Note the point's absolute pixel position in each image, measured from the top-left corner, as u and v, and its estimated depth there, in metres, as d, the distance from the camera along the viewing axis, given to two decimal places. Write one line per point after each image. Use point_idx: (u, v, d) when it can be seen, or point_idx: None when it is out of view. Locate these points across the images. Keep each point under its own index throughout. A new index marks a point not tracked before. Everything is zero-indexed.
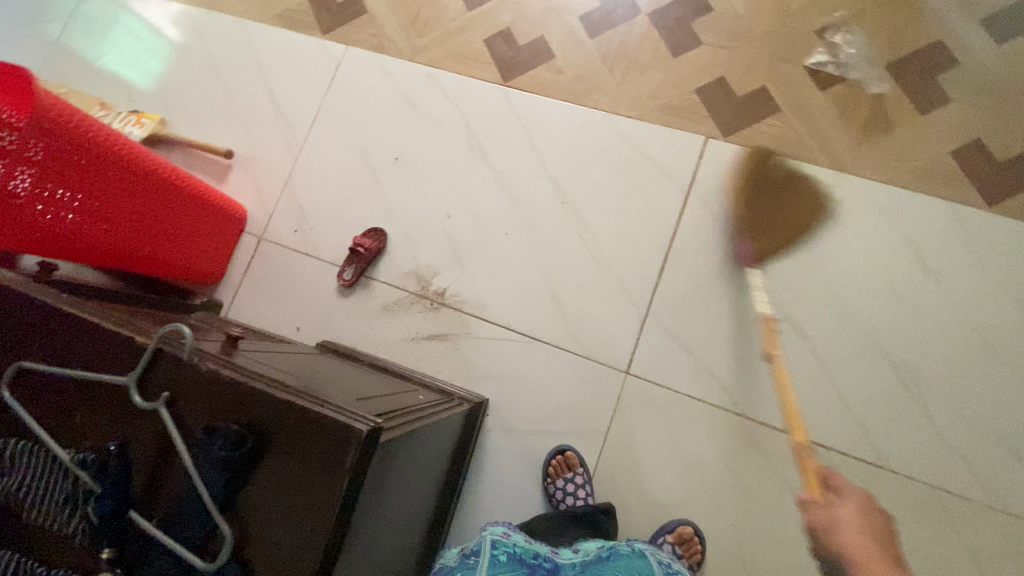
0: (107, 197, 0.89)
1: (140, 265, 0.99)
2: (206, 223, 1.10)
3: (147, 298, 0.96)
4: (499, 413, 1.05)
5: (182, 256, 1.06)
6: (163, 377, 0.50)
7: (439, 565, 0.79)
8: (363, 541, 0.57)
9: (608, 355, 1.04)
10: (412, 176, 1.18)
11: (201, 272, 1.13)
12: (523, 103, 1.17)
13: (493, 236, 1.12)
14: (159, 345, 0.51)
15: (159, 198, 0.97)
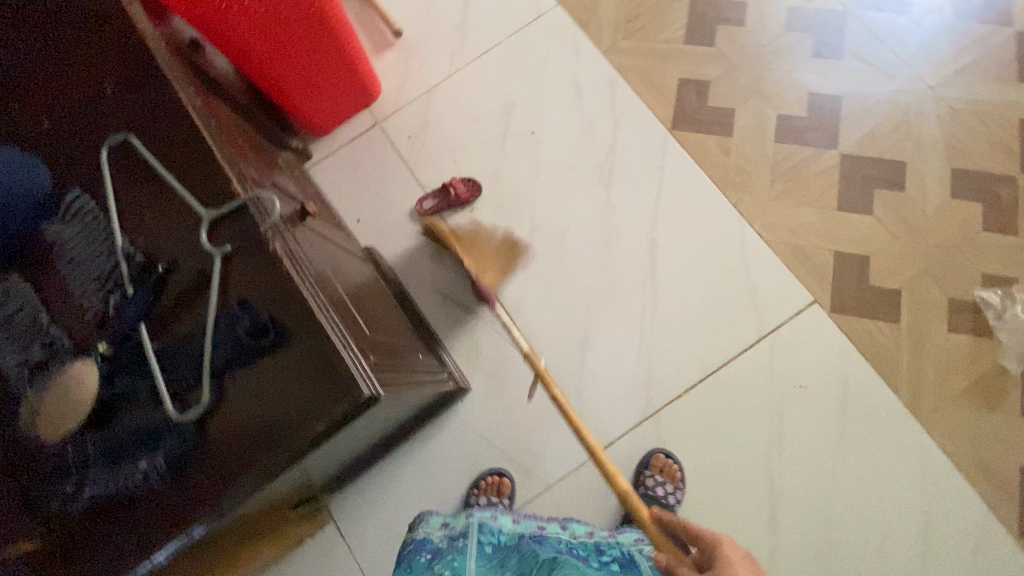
0: (282, 20, 0.90)
1: (267, 85, 1.02)
2: (343, 87, 1.11)
3: (255, 118, 0.98)
4: (472, 406, 1.06)
5: (305, 99, 1.08)
6: (235, 231, 0.51)
7: (422, 538, 0.82)
8: (304, 466, 0.58)
9: (594, 424, 1.03)
10: (535, 156, 1.15)
11: (311, 121, 1.15)
12: (673, 159, 1.12)
13: (568, 256, 1.10)
14: (249, 203, 0.52)
15: (322, 47, 0.98)
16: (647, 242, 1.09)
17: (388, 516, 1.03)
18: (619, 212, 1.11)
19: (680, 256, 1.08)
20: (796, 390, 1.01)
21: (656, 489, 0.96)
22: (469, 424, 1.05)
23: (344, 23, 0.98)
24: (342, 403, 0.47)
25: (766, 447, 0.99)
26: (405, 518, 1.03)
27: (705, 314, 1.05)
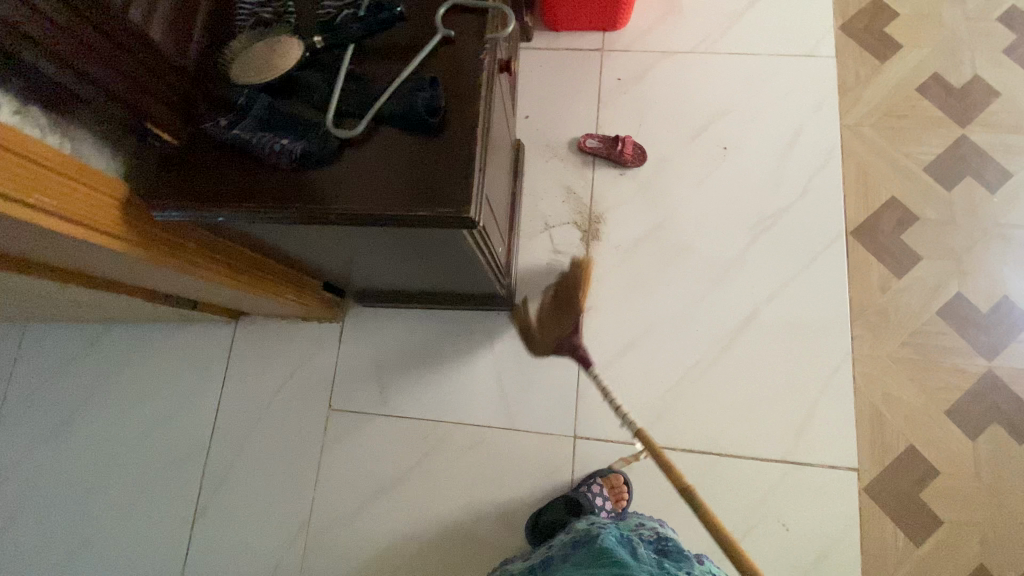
0: None
1: None
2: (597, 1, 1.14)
3: None
4: (503, 325, 1.09)
5: None
6: (465, 26, 0.56)
7: None
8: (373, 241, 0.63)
9: (586, 414, 1.03)
10: (710, 170, 1.12)
11: (551, 13, 1.19)
12: (828, 260, 1.06)
13: (672, 271, 1.08)
14: (490, 12, 0.56)
15: None
16: (748, 310, 1.05)
17: (380, 352, 1.10)
18: (744, 267, 1.07)
19: (766, 343, 1.03)
20: (776, 526, 0.96)
21: (595, 496, 0.95)
22: (490, 336, 1.08)
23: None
24: (452, 207, 0.51)
25: (710, 548, 0.96)
26: (389, 364, 1.09)
27: (748, 404, 1.01)
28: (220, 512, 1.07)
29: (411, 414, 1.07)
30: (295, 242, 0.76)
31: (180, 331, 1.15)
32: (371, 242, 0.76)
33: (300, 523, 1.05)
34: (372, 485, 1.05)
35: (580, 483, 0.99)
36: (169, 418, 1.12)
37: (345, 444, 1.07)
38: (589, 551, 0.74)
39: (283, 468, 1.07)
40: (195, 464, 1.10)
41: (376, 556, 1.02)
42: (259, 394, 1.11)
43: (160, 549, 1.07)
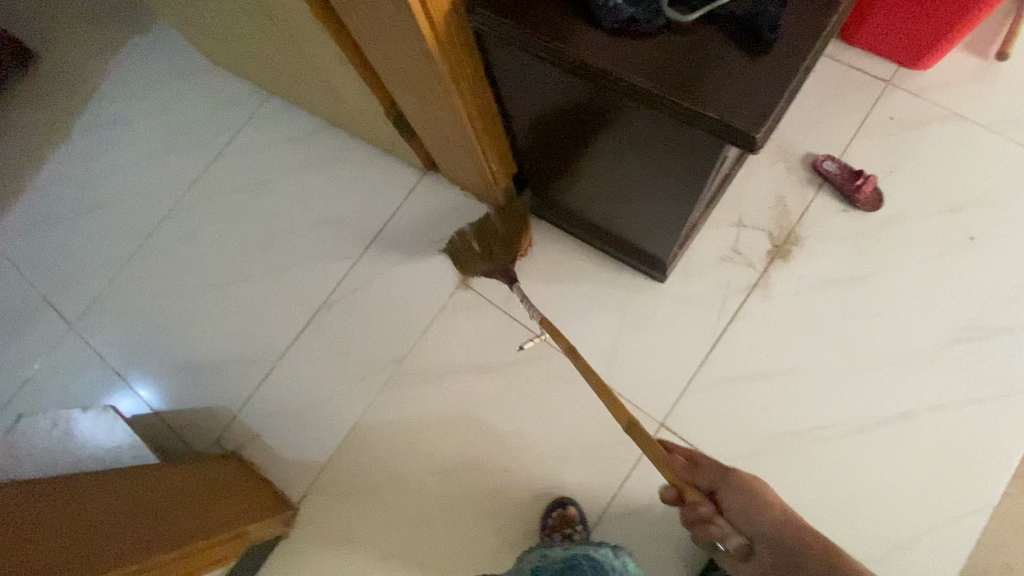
0: None
1: None
2: (903, 39, 1.06)
3: None
4: (649, 289, 1.08)
5: (872, 16, 1.05)
6: None
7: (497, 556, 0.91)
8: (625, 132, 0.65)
9: (684, 412, 0.99)
10: (941, 252, 1.01)
11: (848, 31, 1.12)
12: (1020, 405, 0.94)
13: (846, 326, 0.99)
14: None
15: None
16: (906, 406, 0.95)
17: (527, 256, 1.14)
18: (925, 363, 0.96)
19: (907, 448, 0.94)
20: None
21: None
22: (631, 293, 1.08)
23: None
24: (744, 122, 0.50)
25: None
26: (530, 272, 1.13)
27: (857, 493, 0.92)
28: (337, 314, 1.19)
29: (528, 322, 1.11)
30: (536, 113, 0.80)
31: (376, 155, 1.27)
32: (599, 145, 0.78)
33: (394, 359, 1.14)
34: (465, 361, 1.12)
35: None
36: (332, 222, 1.25)
37: (460, 316, 1.14)
38: None
39: (402, 308, 1.17)
40: (335, 266, 1.22)
41: (439, 420, 1.10)
42: (412, 237, 1.20)
43: (277, 318, 1.22)
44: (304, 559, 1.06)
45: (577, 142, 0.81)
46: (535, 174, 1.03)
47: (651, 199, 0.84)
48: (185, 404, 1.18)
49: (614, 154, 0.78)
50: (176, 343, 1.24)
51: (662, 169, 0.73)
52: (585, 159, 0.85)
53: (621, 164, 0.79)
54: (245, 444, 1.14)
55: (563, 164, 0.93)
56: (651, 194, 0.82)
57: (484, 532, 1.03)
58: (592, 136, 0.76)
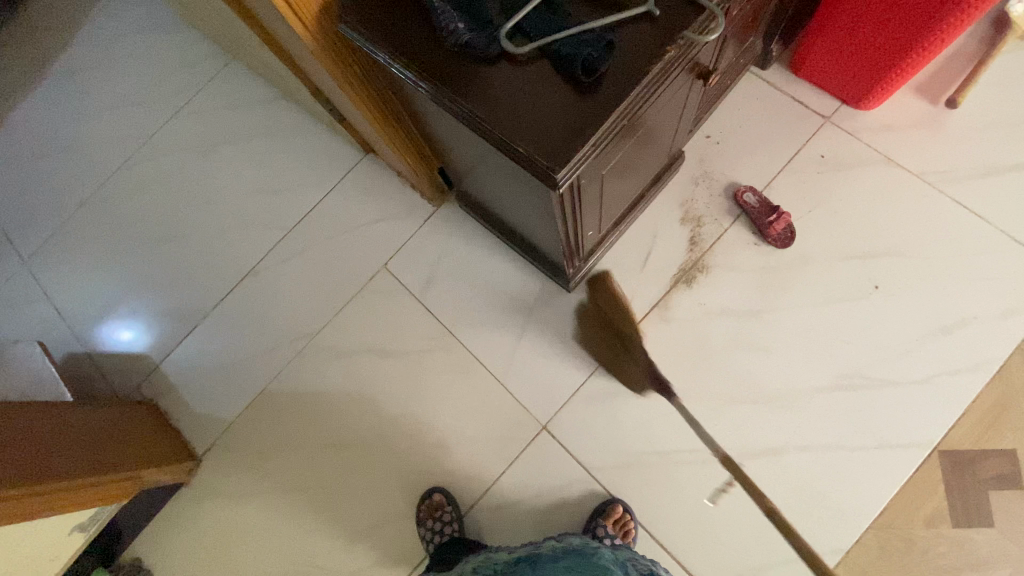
0: (883, 16, 0.90)
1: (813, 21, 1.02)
2: (839, 83, 1.07)
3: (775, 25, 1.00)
4: (555, 298, 1.10)
5: (813, 54, 1.06)
6: (665, 26, 0.56)
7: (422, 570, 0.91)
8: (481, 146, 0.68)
9: (566, 416, 1.04)
10: (842, 297, 1.01)
11: (793, 65, 1.12)
12: (891, 458, 0.94)
13: (735, 358, 1.02)
14: (693, 27, 0.56)
15: (876, 52, 0.96)
16: (775, 443, 0.97)
17: (448, 250, 1.18)
18: (804, 403, 0.98)
19: (771, 483, 0.96)
20: None
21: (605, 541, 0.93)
22: (537, 298, 1.11)
23: (945, 43, 0.89)
24: (550, 161, 0.53)
25: None
26: (448, 265, 1.17)
27: (712, 519, 0.96)
28: (264, 283, 1.24)
29: (437, 313, 1.15)
30: (429, 118, 0.83)
31: (323, 133, 1.30)
32: (484, 155, 0.80)
33: (310, 333, 1.19)
34: (374, 344, 1.16)
35: (587, 522, 0.98)
36: (274, 191, 1.29)
37: (377, 299, 1.18)
38: (580, 560, 0.79)
39: (325, 284, 1.21)
40: (269, 236, 1.27)
41: (341, 395, 1.15)
42: (345, 218, 1.24)
43: (210, 277, 1.26)
44: (201, 508, 1.13)
45: (468, 147, 0.83)
46: (454, 169, 1.05)
47: (539, 209, 0.86)
48: (112, 349, 1.25)
49: (498, 165, 0.80)
50: (112, 290, 1.29)
51: (532, 188, 0.75)
52: (482, 163, 0.88)
53: (507, 175, 0.82)
54: (163, 394, 1.21)
55: (470, 164, 0.95)
56: (538, 205, 0.85)
57: (367, 504, 1.09)
58: (474, 146, 0.78)
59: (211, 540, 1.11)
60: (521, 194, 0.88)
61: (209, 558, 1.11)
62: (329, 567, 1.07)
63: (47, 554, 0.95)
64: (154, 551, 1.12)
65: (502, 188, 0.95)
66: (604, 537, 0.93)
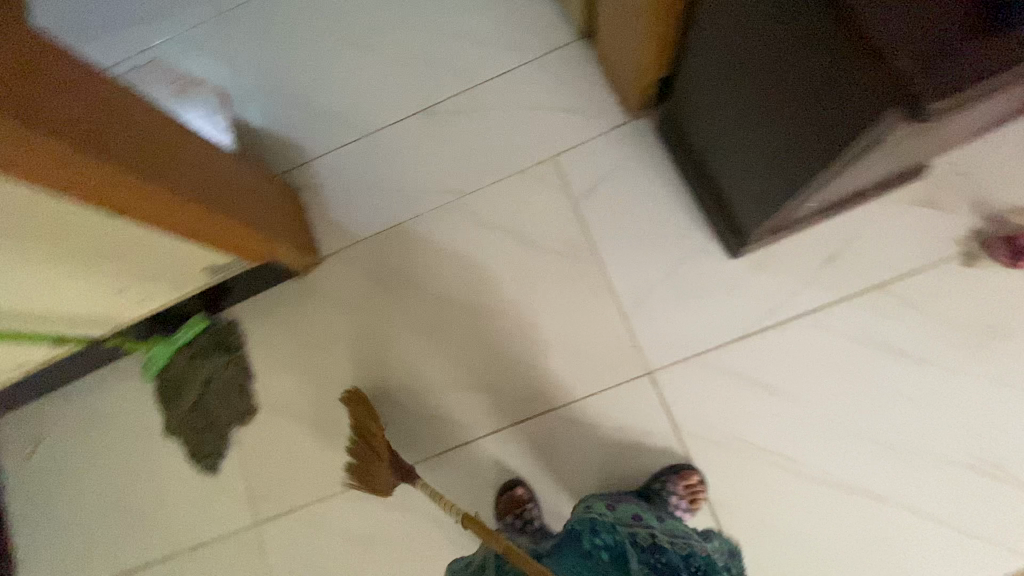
0: None
1: None
2: None
3: None
4: (715, 258, 1.05)
5: None
6: None
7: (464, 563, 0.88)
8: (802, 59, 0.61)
9: (675, 371, 1.03)
10: (1011, 383, 0.95)
11: None
12: (982, 552, 0.91)
13: (869, 389, 0.98)
14: None
15: None
16: (873, 486, 0.94)
17: (625, 166, 1.12)
18: (922, 463, 0.94)
19: (851, 519, 0.94)
20: None
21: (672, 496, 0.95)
22: (695, 251, 1.06)
23: None
24: (931, 84, 0.47)
25: None
26: (619, 182, 1.12)
27: (778, 523, 0.96)
28: (434, 126, 1.23)
29: (589, 223, 1.12)
30: (715, 19, 0.76)
31: (545, 3, 1.24)
32: (750, 85, 0.74)
33: (460, 190, 1.19)
34: (516, 227, 1.15)
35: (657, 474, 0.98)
36: (475, 41, 1.25)
37: (535, 187, 1.16)
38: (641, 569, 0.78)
39: (491, 151, 1.19)
40: (454, 84, 1.24)
41: (468, 260, 1.15)
42: (534, 95, 1.20)
43: (385, 99, 1.26)
44: (305, 302, 1.18)
45: (733, 69, 0.77)
46: (681, 92, 0.99)
47: (766, 164, 0.80)
48: (273, 131, 1.27)
49: (756, 101, 0.74)
50: (290, 75, 1.30)
51: (792, 136, 0.69)
52: (728, 94, 0.82)
53: (758, 115, 0.75)
54: (304, 189, 1.24)
55: (707, 93, 0.89)
56: (769, 161, 0.79)
57: (452, 367, 1.12)
58: (750, 69, 0.72)
59: (303, 336, 1.17)
60: (750, 143, 0.81)
61: (295, 349, 1.16)
62: (401, 403, 1.12)
63: (176, 282, 1.01)
64: (252, 321, 1.18)
65: (725, 130, 0.88)
66: (670, 490, 0.95)
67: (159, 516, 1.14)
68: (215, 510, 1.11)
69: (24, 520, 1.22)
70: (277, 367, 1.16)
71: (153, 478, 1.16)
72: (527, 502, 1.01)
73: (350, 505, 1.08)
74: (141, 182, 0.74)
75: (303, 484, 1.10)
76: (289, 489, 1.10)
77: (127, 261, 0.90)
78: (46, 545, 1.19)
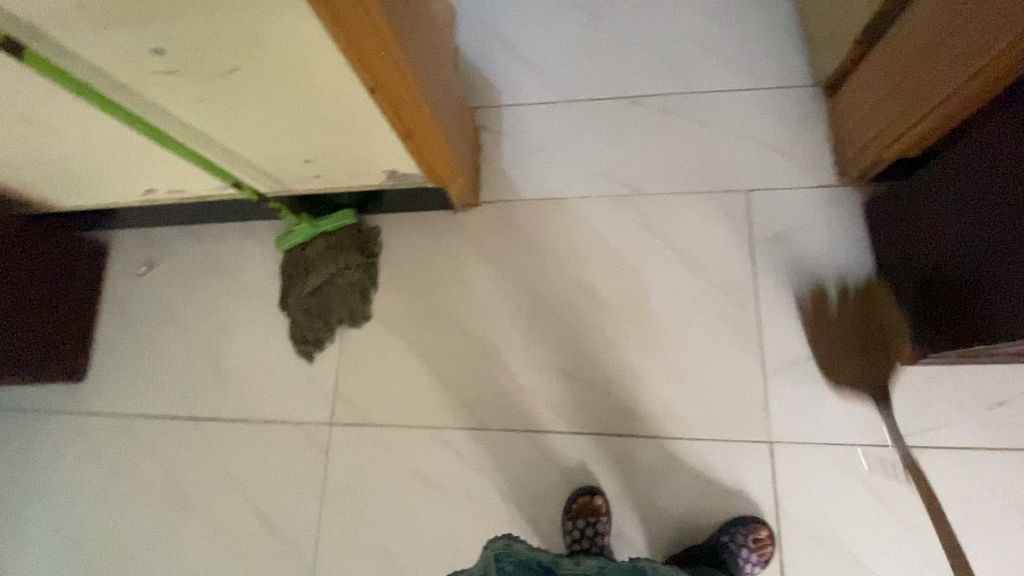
0: None
1: None
2: None
3: None
4: (881, 355, 1.00)
5: None
6: None
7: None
8: None
9: (796, 449, 0.98)
10: None
11: None
12: None
13: (988, 545, 0.93)
14: None
15: None
16: None
17: (819, 228, 1.07)
18: None
19: None
20: None
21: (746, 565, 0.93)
22: (862, 340, 1.00)
23: None
24: None
25: None
26: (807, 242, 1.06)
27: None
28: (635, 116, 1.19)
29: (759, 269, 1.07)
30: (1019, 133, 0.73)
31: (791, 38, 1.19)
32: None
33: (638, 188, 1.15)
34: (682, 244, 1.11)
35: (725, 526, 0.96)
36: (708, 50, 1.20)
37: (716, 213, 1.11)
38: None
39: (685, 161, 1.15)
40: (671, 82, 1.20)
41: (622, 258, 1.12)
42: (747, 123, 1.15)
43: (597, 73, 1.23)
44: (450, 235, 1.17)
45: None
46: (903, 188, 0.96)
47: (1005, 293, 0.76)
48: (477, 64, 1.26)
49: None
50: (513, 17, 1.28)
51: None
52: (988, 210, 0.78)
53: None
54: (487, 129, 1.22)
55: (951, 199, 0.85)
56: (1012, 291, 0.75)
57: (570, 354, 1.09)
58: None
59: (436, 267, 1.16)
60: (993, 265, 0.78)
61: (425, 277, 1.16)
62: (507, 368, 1.10)
63: (354, 172, 1.01)
64: (394, 233, 1.18)
65: (953, 242, 0.85)
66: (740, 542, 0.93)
67: (241, 381, 1.16)
68: (297, 396, 1.13)
69: (115, 333, 1.25)
70: (401, 286, 1.16)
71: (248, 343, 1.17)
72: (601, 514, 0.98)
73: (424, 445, 1.07)
74: (401, 60, 0.71)
75: (387, 406, 1.10)
76: (372, 405, 1.10)
77: (337, 137, 0.89)
78: (126, 360, 1.23)
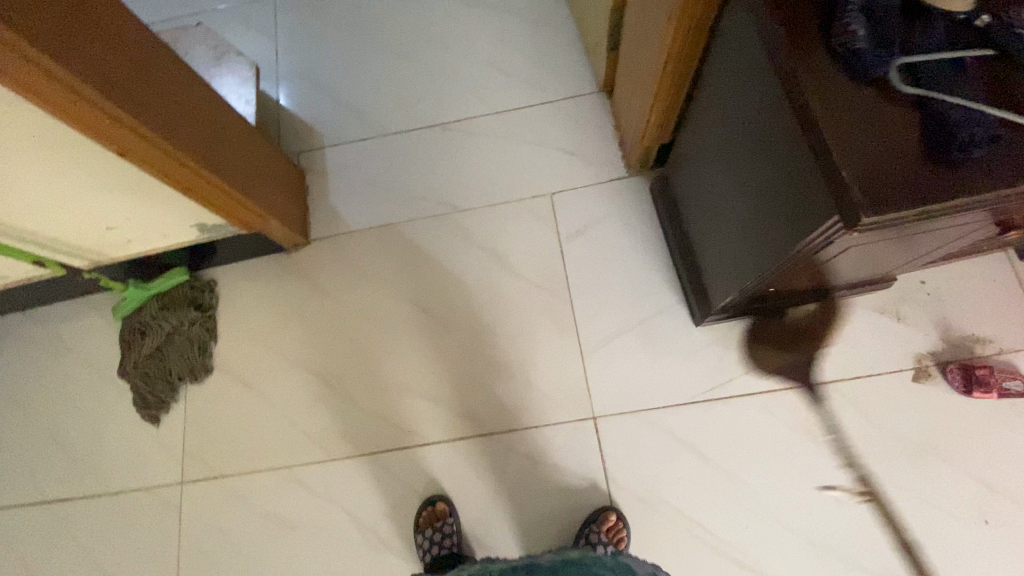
0: None
1: None
2: None
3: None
4: (681, 321, 1.09)
5: None
6: None
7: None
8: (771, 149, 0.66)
9: (619, 420, 1.05)
10: (942, 508, 0.96)
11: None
12: None
13: (800, 476, 1.00)
14: None
15: None
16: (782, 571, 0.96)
17: (614, 216, 1.17)
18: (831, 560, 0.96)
19: None
20: None
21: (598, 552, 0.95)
22: (663, 310, 1.10)
23: None
24: (867, 200, 0.50)
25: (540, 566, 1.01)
26: (605, 230, 1.16)
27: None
28: (446, 140, 1.28)
29: (567, 261, 1.16)
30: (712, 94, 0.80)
31: (576, 51, 1.31)
32: (733, 169, 0.79)
33: (456, 205, 1.23)
34: (501, 250, 1.19)
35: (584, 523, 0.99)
36: (505, 71, 1.31)
37: (526, 216, 1.20)
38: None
39: (494, 173, 1.24)
40: (475, 105, 1.30)
41: (448, 272, 1.19)
42: (545, 132, 1.25)
43: (408, 105, 1.32)
44: (284, 276, 1.21)
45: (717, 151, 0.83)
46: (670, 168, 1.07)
47: (742, 240, 0.83)
48: (297, 113, 1.33)
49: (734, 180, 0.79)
50: (326, 66, 1.36)
51: (768, 214, 0.71)
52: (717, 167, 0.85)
53: (742, 192, 0.78)
54: (312, 171, 1.28)
55: (701, 163, 0.92)
56: (740, 242, 0.84)
57: (410, 369, 1.14)
58: (739, 147, 0.75)
59: (273, 310, 1.19)
60: (732, 218, 0.85)
61: (264, 320, 1.19)
62: (352, 395, 1.13)
63: (163, 231, 1.05)
64: (230, 283, 1.22)
65: (704, 210, 0.96)
66: (597, 543, 0.95)
67: (89, 454, 1.15)
68: (147, 460, 1.13)
69: None
70: (241, 333, 1.19)
71: (94, 415, 1.17)
72: (447, 517, 1.02)
73: (277, 485, 1.09)
74: (120, 113, 0.73)
75: (237, 453, 1.11)
76: (222, 454, 1.11)
77: (123, 203, 0.93)
78: None
